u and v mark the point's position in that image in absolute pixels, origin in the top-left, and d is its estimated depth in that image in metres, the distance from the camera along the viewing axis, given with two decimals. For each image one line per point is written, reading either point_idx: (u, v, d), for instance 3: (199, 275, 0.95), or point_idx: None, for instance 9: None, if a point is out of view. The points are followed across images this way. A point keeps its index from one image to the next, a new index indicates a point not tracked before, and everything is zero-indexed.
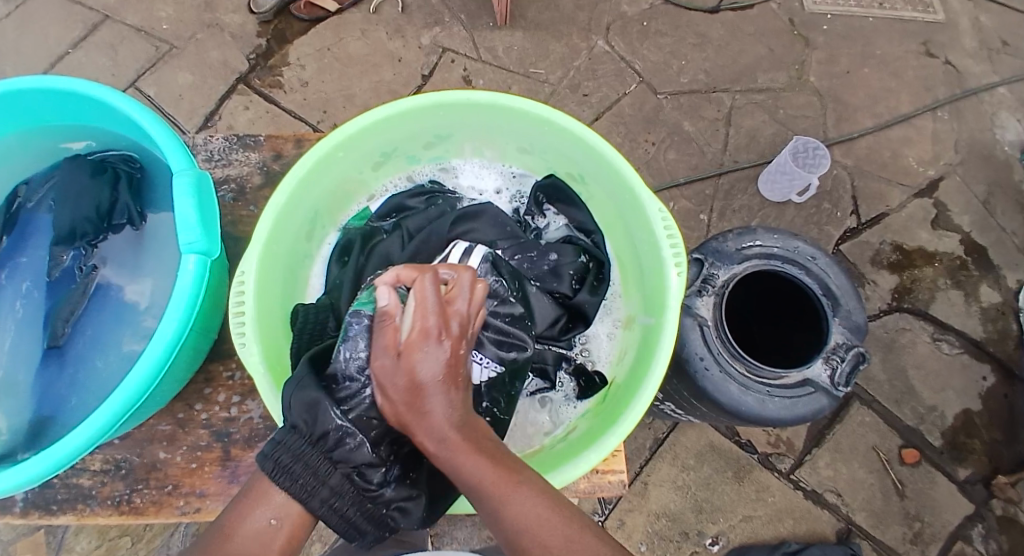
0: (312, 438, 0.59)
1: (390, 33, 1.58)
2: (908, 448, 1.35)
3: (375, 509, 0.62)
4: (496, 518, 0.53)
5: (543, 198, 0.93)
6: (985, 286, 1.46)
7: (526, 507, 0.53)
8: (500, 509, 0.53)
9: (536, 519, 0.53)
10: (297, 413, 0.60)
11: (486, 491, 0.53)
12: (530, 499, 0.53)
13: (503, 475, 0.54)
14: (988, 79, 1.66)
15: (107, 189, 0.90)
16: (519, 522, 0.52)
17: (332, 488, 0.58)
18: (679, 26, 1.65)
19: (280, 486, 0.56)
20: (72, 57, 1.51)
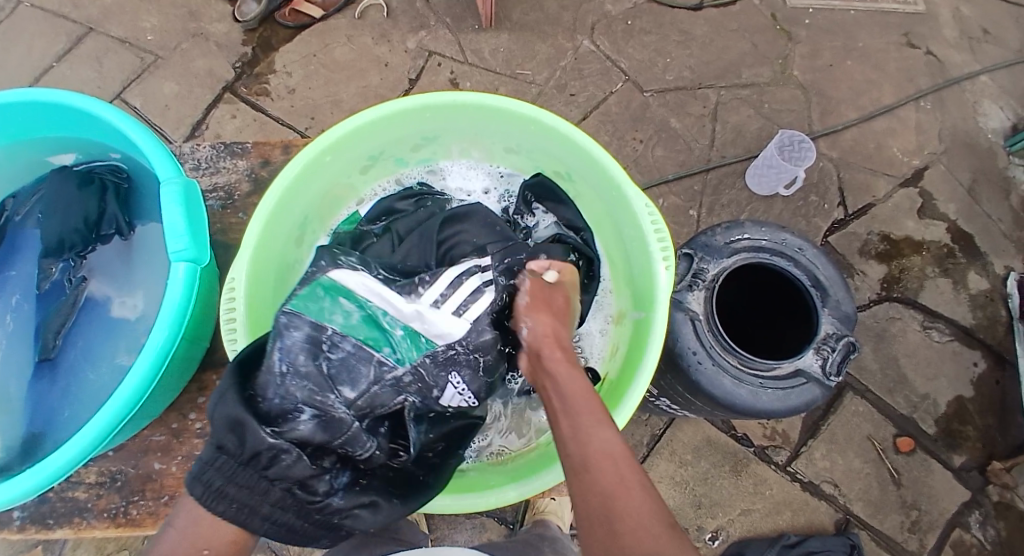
0: (242, 459, 0.57)
1: (376, 38, 1.59)
2: (903, 436, 1.36)
3: (323, 518, 0.63)
4: (578, 435, 0.55)
5: (532, 197, 0.93)
6: (972, 273, 1.48)
7: (612, 442, 0.54)
8: (587, 431, 0.55)
9: (615, 453, 0.53)
10: (222, 434, 0.58)
11: (583, 410, 0.56)
12: (617, 437, 0.55)
13: (601, 406, 0.57)
14: (970, 68, 1.68)
15: (95, 200, 0.90)
16: (600, 448, 0.53)
17: (274, 504, 0.59)
18: (663, 24, 1.66)
19: (215, 512, 0.56)
20: (56, 69, 1.50)
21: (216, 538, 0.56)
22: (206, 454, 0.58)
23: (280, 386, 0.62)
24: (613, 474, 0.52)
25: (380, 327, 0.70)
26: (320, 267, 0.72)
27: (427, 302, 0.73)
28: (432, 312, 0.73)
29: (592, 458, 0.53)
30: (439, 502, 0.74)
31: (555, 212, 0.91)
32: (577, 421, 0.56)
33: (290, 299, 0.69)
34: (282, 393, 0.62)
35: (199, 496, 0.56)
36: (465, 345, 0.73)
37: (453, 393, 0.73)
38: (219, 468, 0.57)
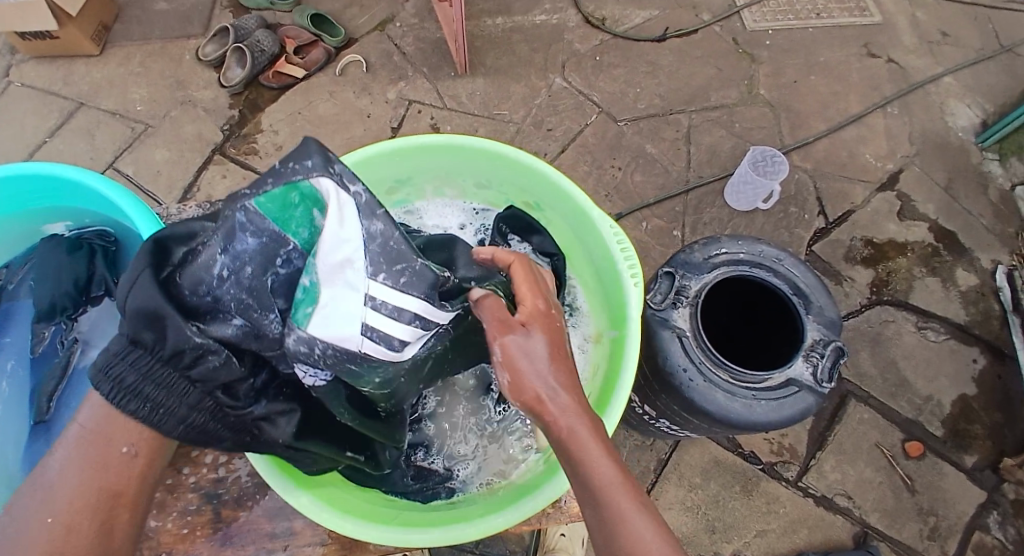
0: (160, 356, 0.61)
1: (357, 92, 1.65)
2: (911, 441, 1.34)
3: (239, 421, 0.67)
4: (612, 535, 0.56)
5: (506, 228, 0.96)
6: (959, 270, 1.49)
7: (646, 537, 0.55)
8: (620, 530, 0.56)
9: (645, 551, 0.55)
10: (140, 328, 0.61)
11: (612, 501, 0.57)
12: (650, 528, 0.56)
13: (627, 497, 0.57)
14: (933, 71, 1.74)
15: (84, 264, 0.93)
16: (635, 550, 0.55)
17: (188, 409, 0.63)
18: (630, 56, 1.73)
19: (127, 408, 0.61)
20: (50, 144, 1.57)
21: (136, 434, 0.63)
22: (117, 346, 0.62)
23: (205, 284, 0.61)
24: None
25: (307, 263, 0.62)
26: (309, 169, 0.61)
27: (362, 289, 0.62)
28: (352, 302, 0.62)
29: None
30: (430, 536, 0.67)
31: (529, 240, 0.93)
32: (602, 516, 0.57)
33: (267, 192, 0.60)
34: (214, 294, 0.61)
35: (107, 393, 0.61)
36: (320, 353, 0.62)
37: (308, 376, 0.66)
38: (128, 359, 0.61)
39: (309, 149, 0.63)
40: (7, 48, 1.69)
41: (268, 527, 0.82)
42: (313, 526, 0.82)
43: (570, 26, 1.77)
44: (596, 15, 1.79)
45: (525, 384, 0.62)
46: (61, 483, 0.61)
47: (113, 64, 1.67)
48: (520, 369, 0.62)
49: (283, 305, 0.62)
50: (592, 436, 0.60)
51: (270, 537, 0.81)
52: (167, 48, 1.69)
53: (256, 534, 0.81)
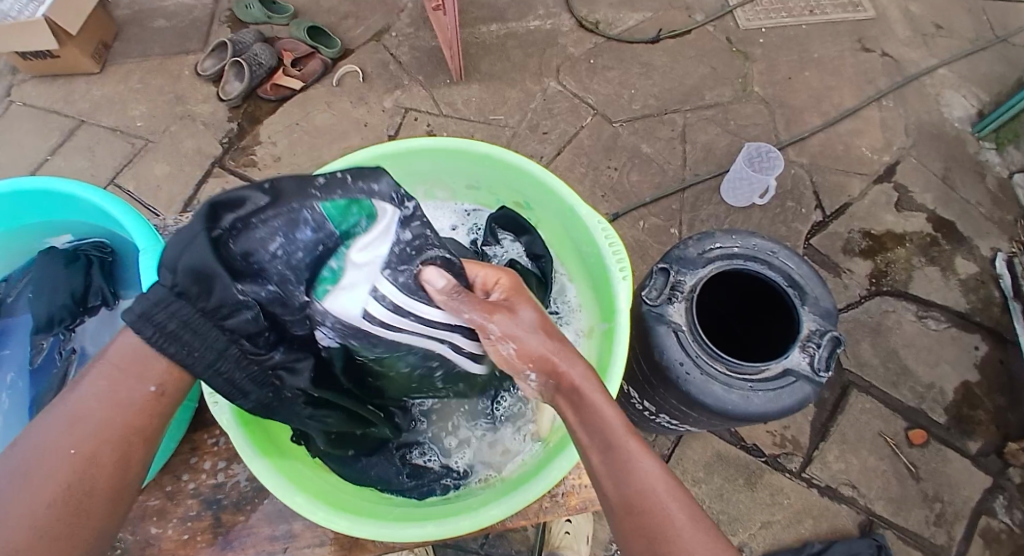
0: (200, 306, 0.60)
1: (354, 101, 1.68)
2: (915, 428, 1.33)
3: (261, 371, 0.67)
4: (622, 473, 0.58)
5: (498, 228, 0.97)
6: (959, 258, 1.49)
7: (652, 472, 0.58)
8: (629, 466, 0.58)
9: (653, 485, 0.57)
10: (186, 281, 0.59)
11: (619, 440, 0.59)
12: (656, 463, 0.59)
13: (631, 436, 0.60)
14: (928, 63, 1.74)
15: (80, 275, 0.96)
16: (644, 485, 0.57)
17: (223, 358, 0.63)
18: (624, 58, 1.75)
19: (167, 352, 0.59)
20: (52, 162, 1.59)
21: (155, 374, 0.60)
22: (158, 294, 0.59)
23: (261, 256, 0.65)
24: (657, 505, 0.56)
25: (337, 251, 0.69)
26: (374, 191, 0.72)
27: (370, 284, 0.70)
28: (361, 291, 0.70)
29: (638, 494, 0.57)
30: (423, 530, 0.67)
31: (520, 239, 0.95)
32: (609, 456, 0.59)
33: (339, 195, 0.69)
34: (263, 264, 0.65)
35: (148, 336, 0.59)
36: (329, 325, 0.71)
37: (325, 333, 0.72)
38: (172, 310, 0.59)
39: (378, 176, 0.74)
40: (9, 68, 1.73)
41: (267, 530, 0.82)
42: (312, 528, 0.83)
43: (563, 30, 1.79)
44: (589, 19, 1.81)
45: (533, 341, 0.64)
46: (81, 410, 0.58)
47: (114, 81, 1.70)
48: (524, 331, 0.65)
49: (307, 278, 0.68)
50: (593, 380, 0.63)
51: (270, 539, 0.82)
52: (167, 65, 1.72)
53: (254, 537, 0.82)
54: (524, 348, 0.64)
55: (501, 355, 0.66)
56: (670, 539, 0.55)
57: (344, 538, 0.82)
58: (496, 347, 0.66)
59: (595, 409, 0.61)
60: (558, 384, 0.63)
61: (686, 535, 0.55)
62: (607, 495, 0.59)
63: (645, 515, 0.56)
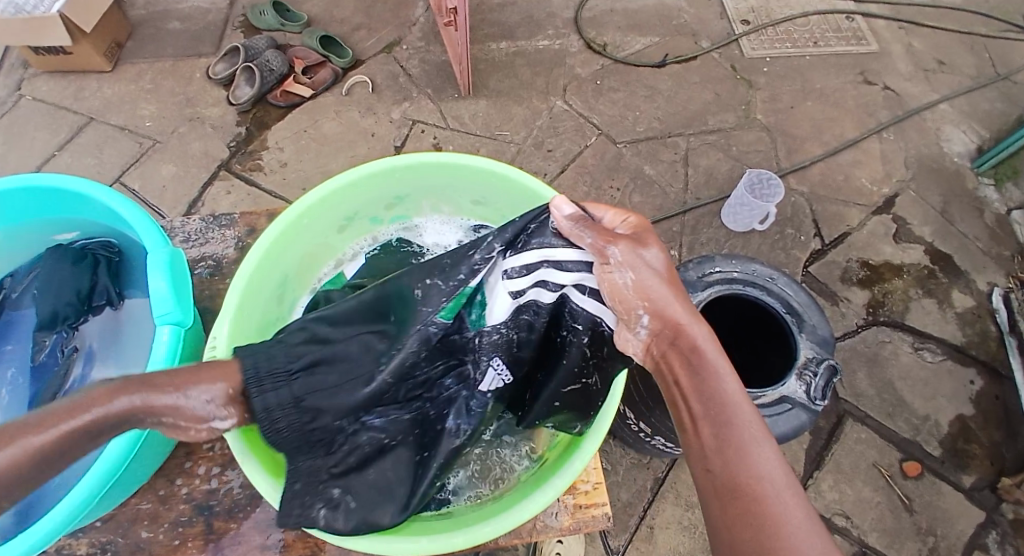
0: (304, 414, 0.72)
1: (363, 111, 1.69)
2: (909, 461, 1.33)
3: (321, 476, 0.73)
4: (737, 451, 0.53)
5: None
6: (956, 292, 1.50)
7: (773, 462, 0.52)
8: (745, 448, 0.53)
9: (772, 474, 0.51)
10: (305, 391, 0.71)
11: (739, 420, 0.54)
12: (777, 454, 0.53)
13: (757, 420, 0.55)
14: (928, 98, 1.77)
15: (87, 275, 0.96)
16: (761, 470, 0.52)
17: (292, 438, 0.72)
18: (630, 81, 1.77)
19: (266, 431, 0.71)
20: (58, 158, 1.60)
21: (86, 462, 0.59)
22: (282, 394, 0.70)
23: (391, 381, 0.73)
24: (771, 493, 0.50)
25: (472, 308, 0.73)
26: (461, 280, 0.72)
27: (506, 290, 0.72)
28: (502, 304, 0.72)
29: (750, 479, 0.52)
30: (415, 546, 0.67)
31: None
32: (721, 430, 0.54)
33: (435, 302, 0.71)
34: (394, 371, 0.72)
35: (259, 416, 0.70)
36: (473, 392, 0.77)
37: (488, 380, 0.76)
38: (288, 411, 0.70)
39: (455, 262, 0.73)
40: (20, 62, 1.74)
41: (258, 539, 0.81)
42: (305, 538, 0.82)
43: (571, 51, 1.81)
44: (597, 41, 1.83)
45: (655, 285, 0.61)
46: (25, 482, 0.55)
47: (125, 80, 1.71)
48: (647, 270, 0.62)
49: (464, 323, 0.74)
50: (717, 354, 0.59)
51: (261, 548, 0.81)
52: (179, 67, 1.74)
53: (246, 545, 0.81)
54: (642, 286, 0.61)
55: (615, 287, 0.63)
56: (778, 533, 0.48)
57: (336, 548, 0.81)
58: (607, 279, 0.63)
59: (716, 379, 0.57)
60: (675, 337, 0.60)
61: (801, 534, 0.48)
62: (713, 470, 0.54)
63: (755, 501, 0.50)
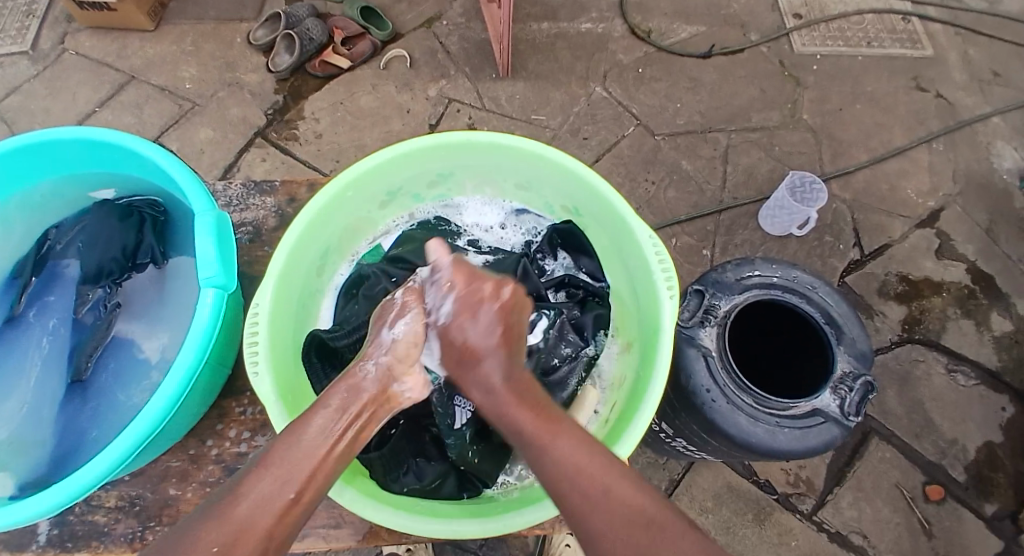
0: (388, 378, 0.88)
1: (399, 86, 1.67)
2: (932, 485, 1.31)
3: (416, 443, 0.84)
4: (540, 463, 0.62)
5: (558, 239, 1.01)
6: (995, 314, 1.46)
7: (570, 450, 0.61)
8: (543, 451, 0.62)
9: (575, 468, 0.60)
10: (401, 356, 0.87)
11: (529, 437, 0.64)
12: (571, 443, 0.62)
13: (540, 425, 0.64)
14: (981, 110, 1.71)
15: (133, 232, 0.98)
16: (562, 463, 0.60)
17: None
18: (672, 71, 1.73)
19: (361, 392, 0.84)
20: (98, 115, 1.61)
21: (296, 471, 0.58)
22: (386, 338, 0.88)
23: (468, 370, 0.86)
24: (579, 489, 0.59)
25: None
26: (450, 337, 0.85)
27: None
28: None
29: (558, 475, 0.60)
30: (437, 527, 0.67)
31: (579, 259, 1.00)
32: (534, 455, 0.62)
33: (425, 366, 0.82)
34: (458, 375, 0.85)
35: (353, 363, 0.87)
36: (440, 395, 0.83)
37: (461, 413, 0.82)
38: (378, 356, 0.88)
39: None
40: (64, 16, 1.74)
41: None
42: (328, 509, 0.82)
43: (615, 36, 1.77)
44: (642, 26, 1.79)
45: (469, 342, 0.71)
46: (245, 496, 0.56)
47: (166, 40, 1.71)
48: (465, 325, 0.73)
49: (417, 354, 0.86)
50: (522, 399, 0.67)
51: None
52: (219, 30, 1.73)
53: None
54: (445, 343, 0.73)
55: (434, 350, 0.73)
56: (602, 534, 0.57)
57: (361, 523, 0.82)
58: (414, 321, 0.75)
59: (515, 419, 0.65)
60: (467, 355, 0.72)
61: (615, 508, 0.58)
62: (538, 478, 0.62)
63: (571, 499, 0.59)
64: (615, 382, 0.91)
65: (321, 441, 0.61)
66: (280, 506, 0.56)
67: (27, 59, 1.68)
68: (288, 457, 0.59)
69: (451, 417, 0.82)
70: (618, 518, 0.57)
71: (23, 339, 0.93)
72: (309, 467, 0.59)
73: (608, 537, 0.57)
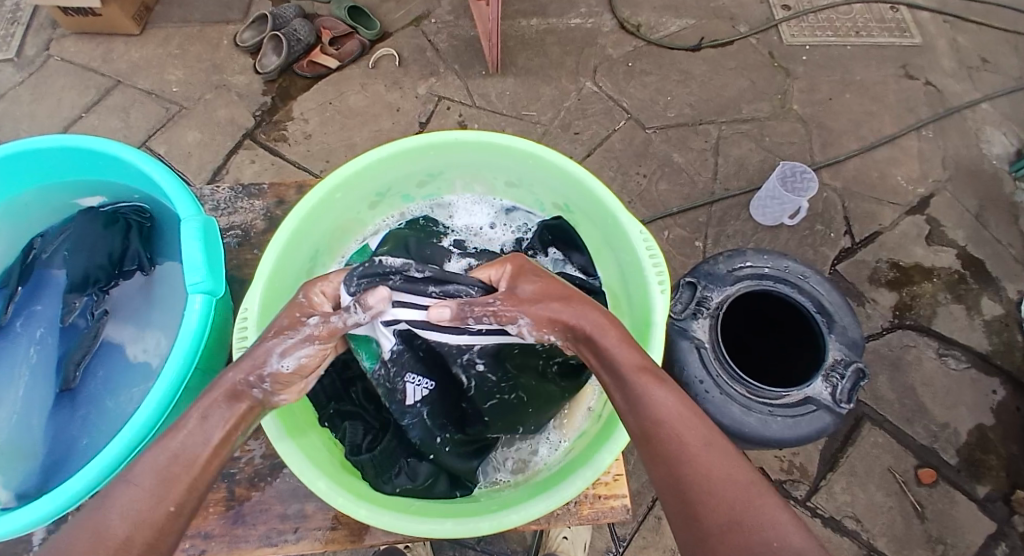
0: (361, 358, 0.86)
1: (388, 85, 1.67)
2: (924, 468, 1.31)
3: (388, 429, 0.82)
4: (637, 409, 0.60)
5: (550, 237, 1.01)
6: (985, 298, 1.46)
7: (667, 401, 0.60)
8: (644, 398, 0.60)
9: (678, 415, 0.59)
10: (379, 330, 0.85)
11: (627, 379, 0.62)
12: (670, 395, 0.60)
13: (642, 371, 0.62)
14: (970, 96, 1.71)
15: (119, 238, 0.97)
16: (662, 414, 0.59)
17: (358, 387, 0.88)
18: (662, 64, 1.73)
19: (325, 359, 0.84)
20: (85, 120, 1.60)
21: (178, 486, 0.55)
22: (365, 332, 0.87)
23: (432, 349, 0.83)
24: (676, 442, 0.57)
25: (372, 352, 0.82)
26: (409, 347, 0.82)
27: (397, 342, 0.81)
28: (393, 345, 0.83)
29: (655, 424, 0.59)
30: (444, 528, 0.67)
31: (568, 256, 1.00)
32: (636, 395, 0.61)
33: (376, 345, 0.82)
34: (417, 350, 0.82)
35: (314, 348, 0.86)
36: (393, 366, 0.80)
37: (413, 390, 0.81)
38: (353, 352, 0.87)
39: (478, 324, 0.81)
40: (49, 22, 1.73)
41: (279, 508, 0.82)
42: (324, 511, 0.82)
43: (604, 31, 1.77)
44: (630, 21, 1.78)
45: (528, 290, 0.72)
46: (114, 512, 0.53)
47: (152, 44, 1.70)
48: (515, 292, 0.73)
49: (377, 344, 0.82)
50: (609, 329, 0.66)
51: (282, 517, 0.81)
52: (207, 33, 1.72)
53: (267, 514, 0.81)
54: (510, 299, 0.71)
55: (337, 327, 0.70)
56: (698, 479, 0.55)
57: (357, 524, 0.81)
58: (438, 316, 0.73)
59: (611, 353, 0.64)
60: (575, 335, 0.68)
61: (713, 467, 0.56)
62: (629, 425, 0.61)
63: (668, 448, 0.57)
64: None
65: (201, 450, 0.58)
66: (160, 520, 0.54)
67: (11, 65, 1.67)
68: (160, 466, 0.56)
69: (404, 393, 0.80)
70: (716, 476, 0.55)
71: (8, 351, 0.91)
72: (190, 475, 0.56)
73: (703, 487, 0.55)
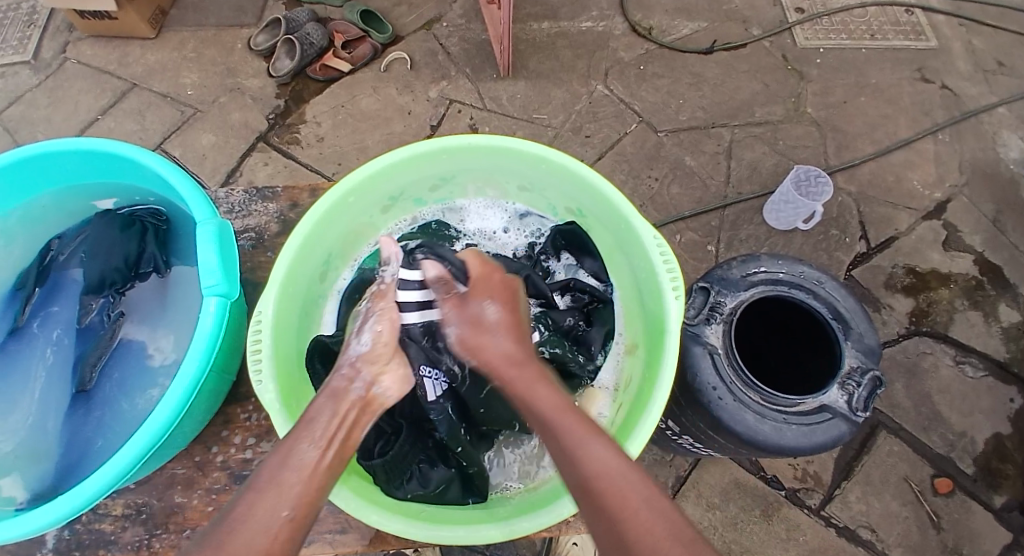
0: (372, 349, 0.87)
1: (400, 88, 1.67)
2: (941, 477, 1.29)
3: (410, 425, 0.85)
4: (574, 463, 0.60)
5: (563, 242, 1.01)
6: (1003, 304, 1.44)
7: (603, 455, 0.60)
8: (578, 455, 0.60)
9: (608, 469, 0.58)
10: None
11: (568, 433, 0.62)
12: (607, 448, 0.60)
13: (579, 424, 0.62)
14: (986, 100, 1.69)
15: (135, 242, 0.98)
16: (597, 469, 0.59)
17: None
18: (675, 67, 1.72)
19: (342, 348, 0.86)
20: (101, 122, 1.62)
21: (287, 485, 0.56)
22: None
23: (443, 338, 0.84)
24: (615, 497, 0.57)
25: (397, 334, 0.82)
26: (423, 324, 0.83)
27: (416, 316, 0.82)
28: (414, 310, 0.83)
29: (592, 479, 0.58)
30: (451, 534, 0.67)
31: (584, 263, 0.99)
32: (569, 448, 0.61)
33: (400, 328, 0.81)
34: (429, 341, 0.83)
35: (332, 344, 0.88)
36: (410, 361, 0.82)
37: (432, 385, 0.83)
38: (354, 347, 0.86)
39: None
40: (66, 25, 1.75)
41: None
42: (335, 514, 0.82)
43: (616, 33, 1.76)
44: (642, 24, 1.78)
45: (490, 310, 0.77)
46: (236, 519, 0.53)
47: (168, 48, 1.72)
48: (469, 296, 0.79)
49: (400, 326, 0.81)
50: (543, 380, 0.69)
51: None
52: (221, 36, 1.74)
53: None
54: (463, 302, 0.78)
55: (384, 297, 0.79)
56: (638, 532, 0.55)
57: (368, 529, 0.81)
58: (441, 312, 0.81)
59: (537, 402, 0.65)
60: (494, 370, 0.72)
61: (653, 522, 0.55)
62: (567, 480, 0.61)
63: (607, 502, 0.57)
64: (620, 385, 0.90)
65: (306, 457, 0.58)
66: (278, 525, 0.53)
67: (29, 68, 1.69)
68: (274, 474, 0.57)
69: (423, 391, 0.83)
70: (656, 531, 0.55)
71: (27, 351, 0.94)
72: (300, 481, 0.56)
73: (646, 539, 0.54)
